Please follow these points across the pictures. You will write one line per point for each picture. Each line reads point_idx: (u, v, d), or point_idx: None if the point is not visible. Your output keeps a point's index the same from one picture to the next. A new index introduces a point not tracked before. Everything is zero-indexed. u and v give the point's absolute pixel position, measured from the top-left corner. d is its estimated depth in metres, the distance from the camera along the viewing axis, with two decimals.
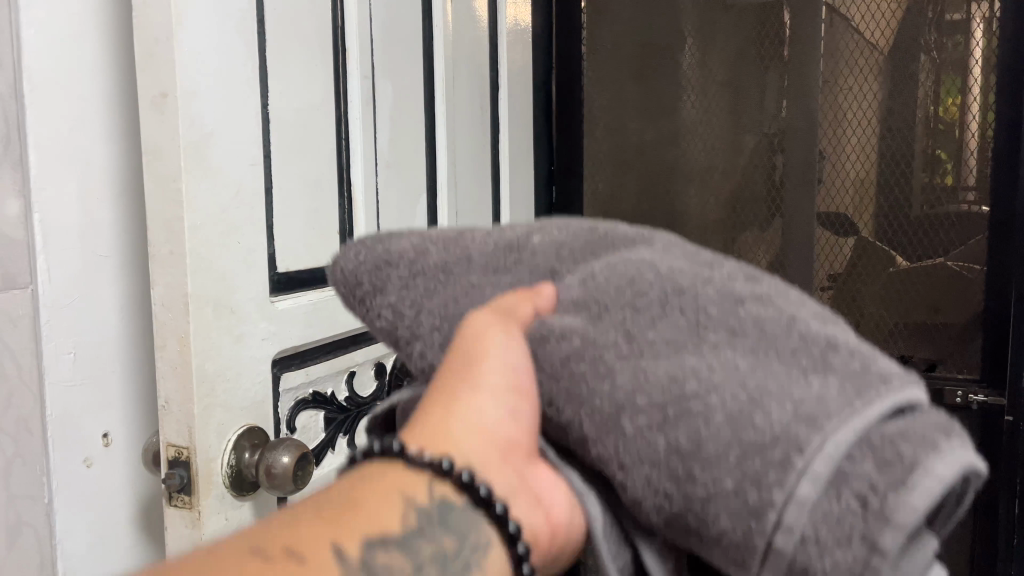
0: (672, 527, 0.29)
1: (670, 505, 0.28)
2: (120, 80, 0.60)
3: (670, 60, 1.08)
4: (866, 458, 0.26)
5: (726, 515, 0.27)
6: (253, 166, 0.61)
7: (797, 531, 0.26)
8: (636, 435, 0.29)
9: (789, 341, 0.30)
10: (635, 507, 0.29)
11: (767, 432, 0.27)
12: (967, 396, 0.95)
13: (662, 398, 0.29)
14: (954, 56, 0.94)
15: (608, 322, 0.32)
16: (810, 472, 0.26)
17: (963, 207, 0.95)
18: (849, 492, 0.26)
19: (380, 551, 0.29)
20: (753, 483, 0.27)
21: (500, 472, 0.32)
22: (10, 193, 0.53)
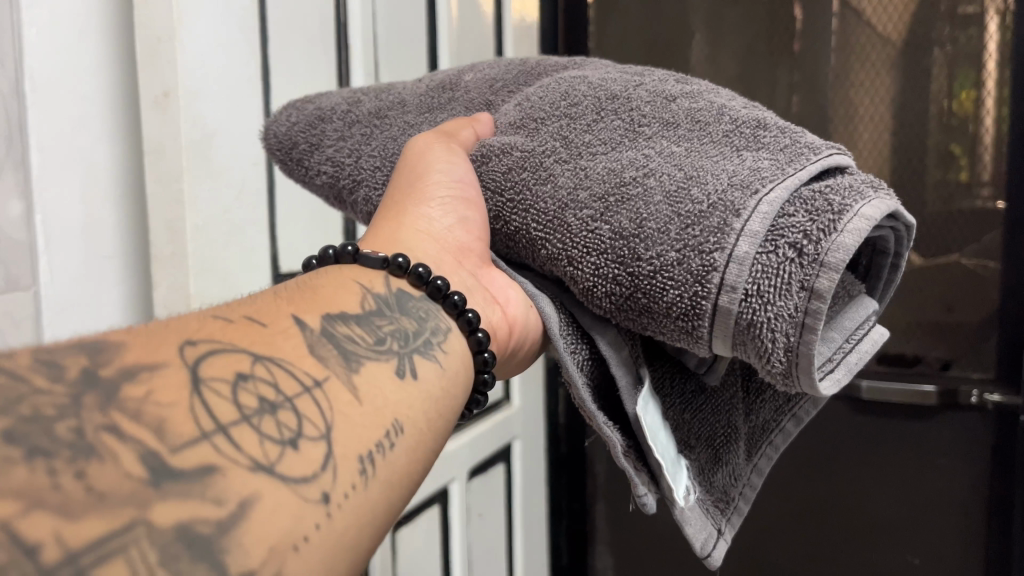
0: (626, 308, 0.35)
1: (622, 281, 0.35)
2: (120, 78, 0.59)
3: (679, 56, 1.06)
4: (786, 209, 0.33)
5: (677, 276, 0.33)
6: (253, 164, 0.61)
7: (740, 286, 0.32)
8: (585, 232, 0.36)
9: (713, 123, 0.38)
10: (589, 291, 0.36)
11: (698, 205, 0.34)
12: (983, 395, 0.94)
13: (603, 189, 0.36)
14: (969, 49, 0.92)
15: (547, 132, 0.40)
16: (745, 232, 0.32)
17: (979, 203, 0.93)
18: (783, 239, 0.32)
19: (339, 325, 0.31)
20: (696, 247, 0.33)
21: (456, 273, 0.40)
22: (12, 193, 0.51)
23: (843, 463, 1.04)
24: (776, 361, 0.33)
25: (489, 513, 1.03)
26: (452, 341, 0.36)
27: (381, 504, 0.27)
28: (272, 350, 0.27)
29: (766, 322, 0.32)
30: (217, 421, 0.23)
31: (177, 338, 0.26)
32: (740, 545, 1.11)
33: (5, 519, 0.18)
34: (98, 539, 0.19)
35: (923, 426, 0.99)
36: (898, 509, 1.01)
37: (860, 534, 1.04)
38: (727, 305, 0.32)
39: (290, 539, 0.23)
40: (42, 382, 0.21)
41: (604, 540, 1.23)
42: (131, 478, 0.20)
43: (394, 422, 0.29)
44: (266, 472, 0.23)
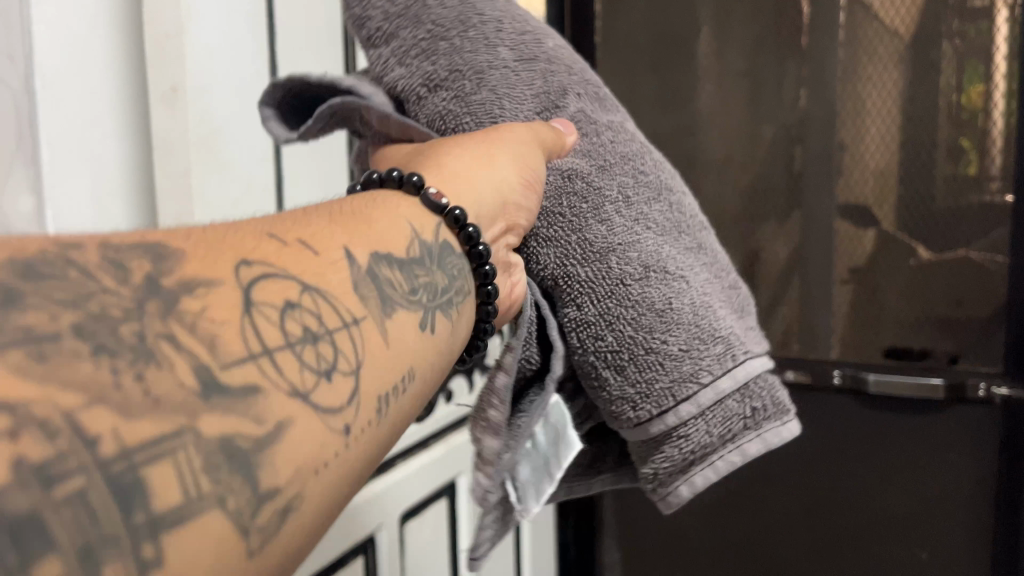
0: (607, 360, 0.43)
1: (621, 345, 0.43)
2: (127, 75, 0.60)
3: (686, 51, 1.06)
4: (748, 383, 0.45)
5: (662, 377, 0.43)
6: (263, 161, 0.62)
7: (700, 410, 0.44)
8: (617, 287, 0.43)
9: (714, 265, 0.49)
10: (575, 322, 0.43)
11: (707, 337, 0.44)
12: (991, 388, 0.94)
13: (645, 265, 0.43)
14: (978, 42, 0.91)
15: (609, 178, 0.44)
16: (717, 386, 0.44)
17: (989, 198, 0.93)
18: (729, 411, 0.45)
19: (385, 267, 0.31)
20: (693, 370, 0.44)
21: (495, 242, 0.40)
22: (23, 188, 0.50)
23: (851, 457, 1.04)
24: (664, 473, 0.46)
25: None
26: (468, 303, 0.36)
27: (385, 442, 0.28)
28: (322, 279, 0.27)
29: (692, 447, 0.45)
30: (264, 343, 0.23)
31: (233, 257, 0.25)
32: (747, 538, 1.11)
33: (67, 409, 0.18)
34: (150, 440, 0.19)
35: (932, 420, 0.99)
36: (907, 505, 1.01)
37: (868, 529, 1.04)
38: (673, 421, 0.44)
39: (311, 464, 0.23)
40: (110, 283, 0.22)
41: (611, 537, 1.23)
42: (185, 388, 0.21)
43: (409, 370, 0.30)
44: (302, 399, 0.24)
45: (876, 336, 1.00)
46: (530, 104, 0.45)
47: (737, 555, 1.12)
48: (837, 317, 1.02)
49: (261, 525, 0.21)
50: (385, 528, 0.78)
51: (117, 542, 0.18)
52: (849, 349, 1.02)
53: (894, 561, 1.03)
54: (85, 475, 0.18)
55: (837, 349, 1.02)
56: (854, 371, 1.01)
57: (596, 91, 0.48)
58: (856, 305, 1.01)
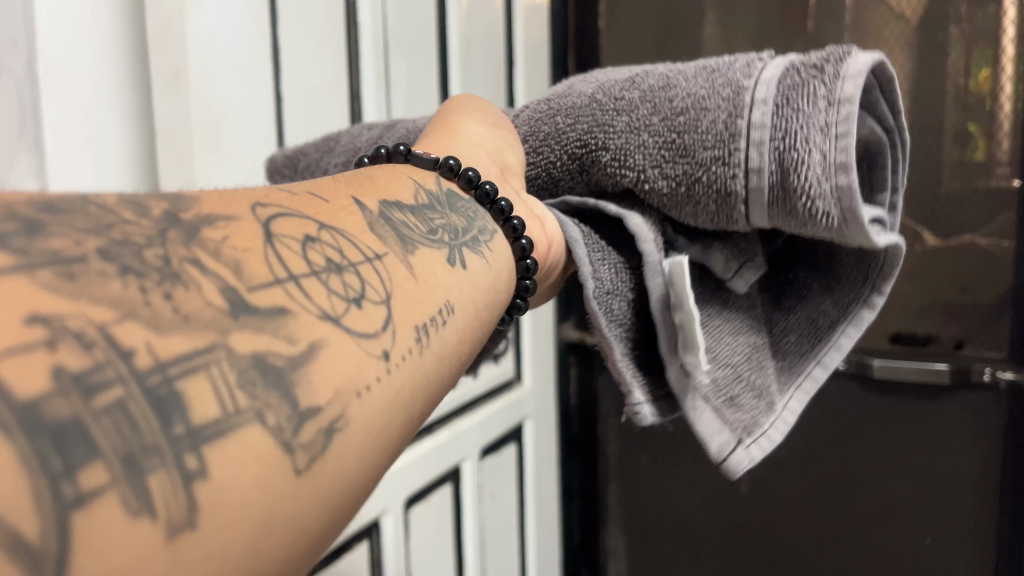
0: (661, 161, 0.38)
1: (661, 136, 0.38)
2: (132, 61, 0.60)
3: (690, 35, 1.06)
4: (794, 62, 0.37)
5: (712, 121, 0.37)
6: (265, 146, 0.62)
7: (771, 105, 0.36)
8: (617, 105, 0.40)
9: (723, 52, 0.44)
10: (619, 154, 0.40)
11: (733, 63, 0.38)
12: (996, 373, 0.93)
13: (630, 77, 0.41)
14: (987, 25, 0.90)
15: (574, 78, 0.46)
16: (766, 80, 0.36)
17: (999, 183, 0.91)
18: (801, 83, 0.36)
19: (396, 212, 0.32)
20: (732, 89, 0.37)
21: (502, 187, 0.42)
22: (28, 173, 0.51)
23: (855, 441, 1.04)
24: (810, 187, 0.35)
25: (500, 493, 1.05)
26: (498, 241, 0.38)
27: (432, 373, 0.28)
28: (334, 220, 0.28)
29: (806, 140, 0.35)
30: (289, 270, 0.24)
31: (246, 200, 0.26)
32: (752, 522, 1.12)
33: (101, 322, 0.19)
34: (183, 354, 0.19)
35: (936, 404, 0.99)
36: (911, 489, 1.01)
37: (873, 512, 1.04)
38: (759, 138, 0.35)
39: (352, 387, 0.23)
40: (128, 216, 0.22)
41: (616, 522, 1.24)
42: (213, 306, 0.21)
43: (446, 304, 0.30)
44: (334, 323, 0.24)
45: (881, 321, 1.00)
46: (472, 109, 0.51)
47: (739, 539, 1.13)
48: None
49: (305, 441, 0.21)
50: (390, 513, 0.79)
51: (158, 451, 0.18)
52: None
53: (898, 543, 1.03)
54: (123, 386, 0.18)
55: None
56: (859, 357, 1.01)
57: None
58: None
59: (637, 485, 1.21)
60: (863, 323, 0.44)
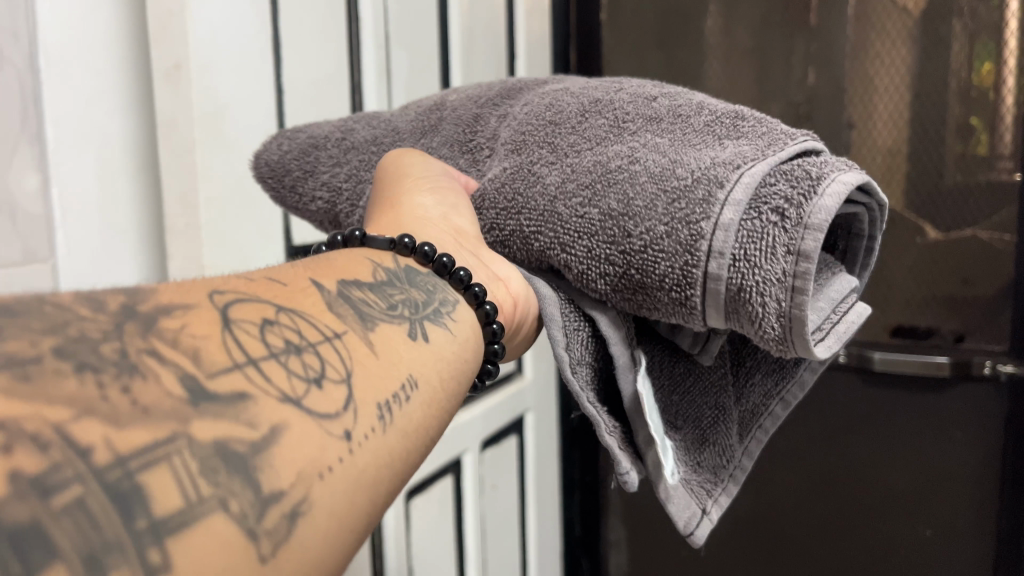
0: (609, 269, 0.36)
1: (620, 267, 0.35)
2: (133, 51, 0.59)
3: (693, 28, 1.05)
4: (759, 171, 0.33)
5: (663, 235, 0.34)
6: (266, 137, 0.62)
7: (729, 255, 0.32)
8: (569, 205, 0.37)
9: (693, 115, 0.39)
10: (580, 277, 0.37)
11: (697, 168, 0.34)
12: (996, 367, 0.94)
13: (589, 177, 0.37)
14: (989, 20, 0.89)
15: (528, 145, 0.41)
16: (730, 199, 0.33)
17: (1000, 176, 0.91)
18: (767, 206, 0.33)
19: (354, 290, 0.32)
20: (688, 201, 0.34)
21: (458, 254, 0.40)
22: (30, 166, 0.51)
23: (857, 435, 1.04)
24: (760, 311, 0.32)
25: (502, 486, 1.05)
26: (461, 310, 0.37)
27: (398, 451, 0.27)
28: (294, 302, 0.28)
29: (765, 283, 0.32)
30: (248, 354, 0.24)
31: (206, 288, 0.27)
32: (753, 514, 1.12)
33: (59, 422, 0.18)
34: (145, 446, 0.19)
35: (937, 397, 0.99)
36: (911, 482, 1.02)
37: (874, 505, 1.04)
38: (720, 284, 0.33)
39: (315, 467, 0.23)
40: (86, 312, 0.22)
41: (617, 514, 1.24)
42: (172, 396, 0.21)
43: (410, 379, 0.30)
44: (295, 405, 0.24)
45: (883, 314, 1.00)
46: (442, 136, 0.47)
47: (739, 531, 1.13)
48: None
49: (269, 528, 0.21)
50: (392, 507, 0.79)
51: (121, 547, 0.18)
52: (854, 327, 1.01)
53: (898, 537, 1.03)
54: (81, 483, 0.18)
55: None
56: (859, 351, 1.01)
57: (523, 87, 0.48)
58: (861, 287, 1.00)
59: (638, 477, 1.21)
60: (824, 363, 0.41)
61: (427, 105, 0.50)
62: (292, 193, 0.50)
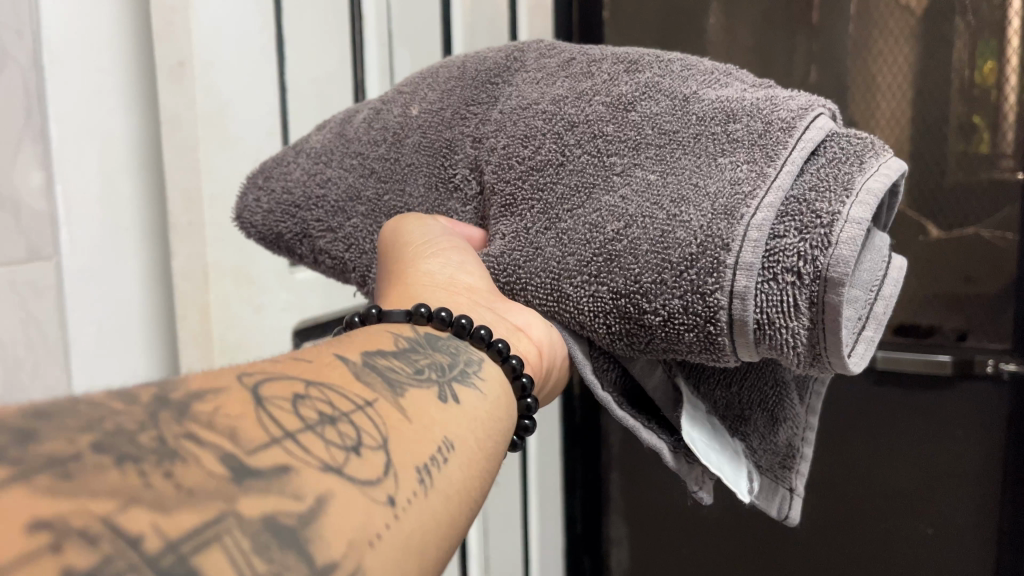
0: (628, 332, 0.38)
1: (641, 334, 0.38)
2: (138, 47, 0.59)
3: (695, 26, 1.04)
4: (762, 221, 0.34)
5: (678, 309, 0.36)
6: (269, 135, 0.62)
7: (751, 320, 0.35)
8: (578, 277, 0.39)
9: (682, 138, 0.39)
10: (605, 339, 0.39)
11: (695, 233, 0.35)
12: (999, 364, 0.94)
13: (590, 251, 0.38)
14: (991, 20, 0.90)
15: (522, 203, 0.42)
16: (741, 265, 0.34)
17: (1002, 175, 0.92)
18: (780, 266, 0.34)
19: (379, 358, 0.32)
20: (696, 277, 0.35)
21: (475, 311, 0.40)
22: (32, 164, 0.51)
23: (860, 434, 1.04)
24: (790, 354, 0.35)
25: (505, 483, 1.06)
26: (488, 370, 0.36)
27: (443, 514, 0.26)
28: (322, 375, 0.28)
29: (790, 332, 0.35)
30: (284, 428, 0.24)
31: (232, 370, 0.26)
32: (754, 513, 1.12)
33: (106, 516, 0.18)
34: (193, 528, 0.19)
35: (940, 396, 0.99)
36: (914, 480, 1.02)
37: (877, 504, 1.04)
38: (747, 340, 0.35)
39: (365, 535, 0.22)
40: (118, 406, 0.22)
41: (617, 512, 1.24)
42: (214, 476, 0.20)
43: (445, 440, 0.29)
44: (337, 474, 0.23)
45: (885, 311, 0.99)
46: (423, 181, 0.46)
47: (740, 529, 1.13)
48: None
49: None
50: None
51: None
52: None
53: (900, 535, 1.03)
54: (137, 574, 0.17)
55: None
56: None
57: (484, 79, 0.46)
58: None
59: (640, 475, 1.21)
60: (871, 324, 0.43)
61: (390, 128, 0.47)
62: (289, 249, 0.49)
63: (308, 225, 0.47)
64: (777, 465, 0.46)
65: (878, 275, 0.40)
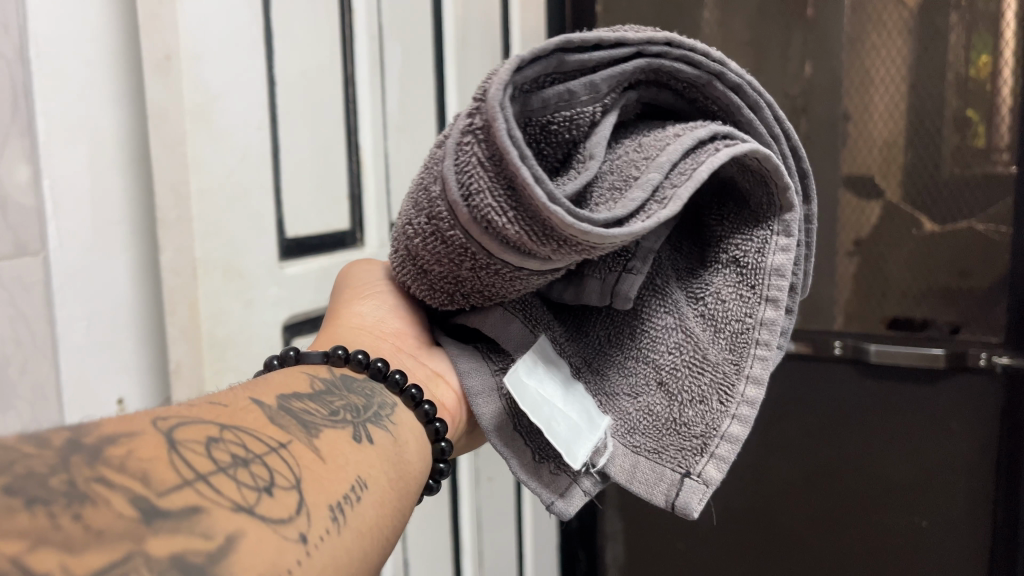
0: (466, 272, 0.38)
1: (448, 268, 0.39)
2: (124, 43, 0.58)
3: (689, 20, 1.04)
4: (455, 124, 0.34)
5: (455, 230, 0.36)
6: (258, 129, 0.61)
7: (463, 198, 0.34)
8: (409, 243, 0.40)
9: None
10: (443, 290, 0.41)
11: (430, 161, 0.37)
12: (992, 358, 0.94)
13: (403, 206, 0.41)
14: (986, 12, 0.89)
15: None
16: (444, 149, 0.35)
17: (996, 168, 0.91)
18: (462, 131, 0.34)
19: (295, 401, 0.33)
20: (439, 192, 0.35)
21: (397, 359, 0.44)
22: (19, 158, 0.51)
23: (852, 427, 1.04)
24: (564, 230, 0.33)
25: (500, 479, 1.06)
26: (400, 413, 0.38)
27: (353, 549, 0.28)
28: (236, 421, 0.29)
29: (493, 193, 0.33)
30: (196, 471, 0.25)
31: (148, 416, 0.27)
32: (747, 505, 1.12)
33: (14, 555, 0.19)
34: (100, 569, 0.20)
35: (933, 390, 0.99)
36: (909, 473, 1.02)
37: (870, 498, 1.04)
38: (472, 217, 0.34)
39: (275, 571, 0.24)
40: (29, 447, 0.22)
41: (613, 506, 1.24)
42: (124, 517, 0.21)
43: (359, 480, 0.31)
44: (248, 513, 0.25)
45: (882, 304, 0.99)
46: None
47: (734, 524, 1.13)
48: (841, 292, 1.01)
49: None
50: None
51: None
52: (852, 320, 1.02)
53: (892, 530, 1.03)
54: None
55: (840, 320, 1.02)
56: (855, 341, 1.01)
57: None
58: (859, 278, 1.00)
59: None
60: (773, 245, 0.40)
61: None
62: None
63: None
64: (666, 480, 0.41)
65: (693, 163, 0.36)
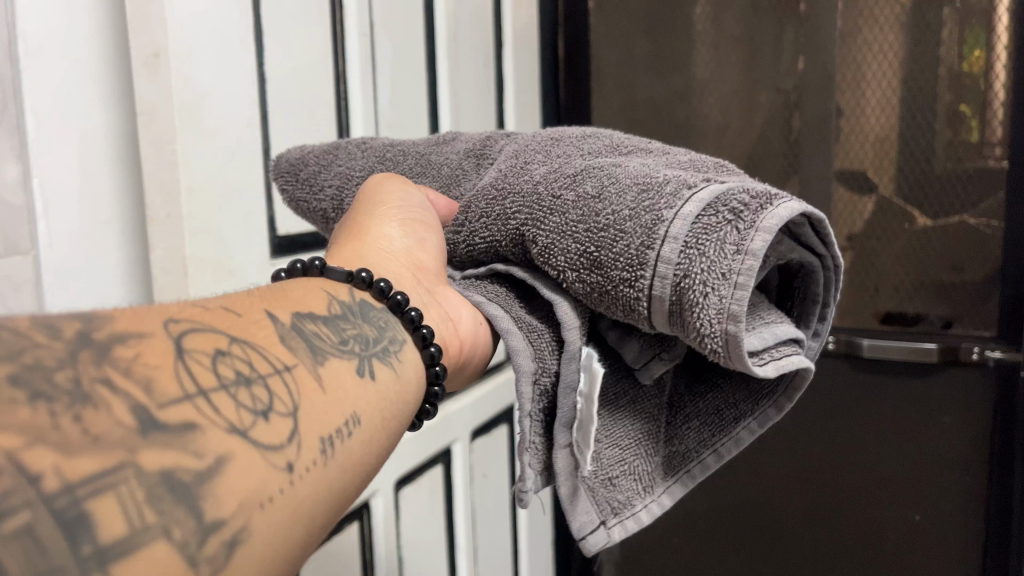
0: (582, 267, 0.36)
1: (582, 243, 0.36)
2: (111, 39, 0.58)
3: (681, 14, 1.04)
4: (721, 188, 0.33)
5: (629, 244, 0.34)
6: (247, 127, 0.61)
7: (671, 261, 0.33)
8: (556, 203, 0.38)
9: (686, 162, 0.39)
10: (545, 255, 0.37)
11: (654, 189, 0.35)
12: (984, 352, 0.94)
13: (576, 179, 0.38)
14: (981, 7, 0.89)
15: (522, 166, 0.42)
16: (677, 213, 0.33)
17: (988, 162, 0.91)
18: (724, 207, 0.33)
19: (308, 322, 0.33)
20: (650, 214, 0.34)
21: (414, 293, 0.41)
22: (9, 156, 0.50)
23: (846, 420, 1.04)
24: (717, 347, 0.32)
25: (494, 476, 1.06)
26: (409, 351, 0.37)
27: (333, 485, 0.28)
28: (244, 333, 0.29)
29: (700, 275, 0.32)
30: (199, 385, 0.25)
31: (163, 315, 0.27)
32: (742, 500, 1.12)
33: (13, 449, 0.19)
34: (93, 474, 0.20)
35: (926, 382, 0.99)
36: (902, 467, 1.02)
37: (863, 492, 1.05)
38: (660, 270, 0.33)
39: (254, 498, 0.24)
40: (42, 338, 0.22)
41: None
42: (123, 426, 0.22)
43: (353, 415, 0.30)
44: (240, 436, 0.25)
45: (875, 298, 1.00)
46: (446, 172, 0.48)
47: (729, 518, 1.14)
48: None
49: (209, 555, 0.22)
50: (380, 495, 0.79)
51: None
52: (845, 314, 1.02)
53: (886, 522, 1.04)
54: (31, 509, 0.19)
55: (835, 314, 1.02)
56: (849, 337, 1.01)
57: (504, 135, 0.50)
58: (851, 273, 1.00)
59: None
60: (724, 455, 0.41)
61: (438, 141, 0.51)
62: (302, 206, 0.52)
63: (327, 168, 0.52)
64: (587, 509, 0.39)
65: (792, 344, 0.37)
